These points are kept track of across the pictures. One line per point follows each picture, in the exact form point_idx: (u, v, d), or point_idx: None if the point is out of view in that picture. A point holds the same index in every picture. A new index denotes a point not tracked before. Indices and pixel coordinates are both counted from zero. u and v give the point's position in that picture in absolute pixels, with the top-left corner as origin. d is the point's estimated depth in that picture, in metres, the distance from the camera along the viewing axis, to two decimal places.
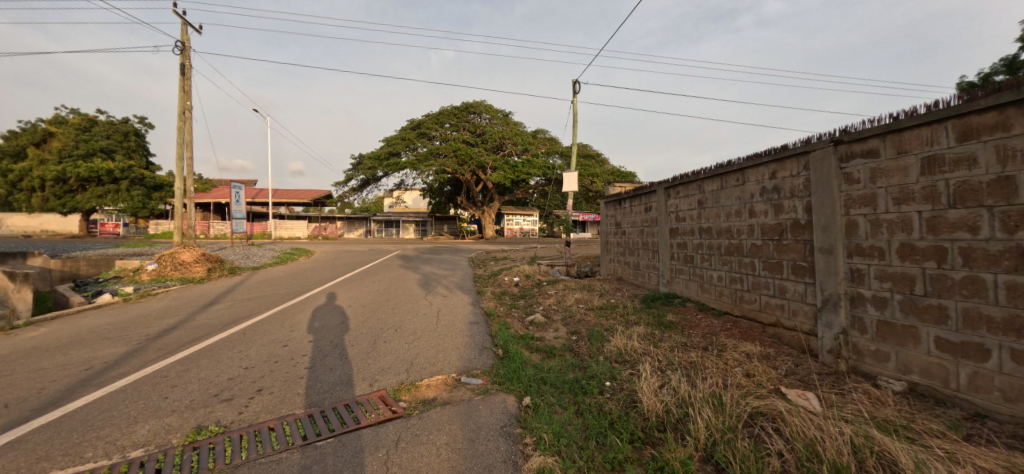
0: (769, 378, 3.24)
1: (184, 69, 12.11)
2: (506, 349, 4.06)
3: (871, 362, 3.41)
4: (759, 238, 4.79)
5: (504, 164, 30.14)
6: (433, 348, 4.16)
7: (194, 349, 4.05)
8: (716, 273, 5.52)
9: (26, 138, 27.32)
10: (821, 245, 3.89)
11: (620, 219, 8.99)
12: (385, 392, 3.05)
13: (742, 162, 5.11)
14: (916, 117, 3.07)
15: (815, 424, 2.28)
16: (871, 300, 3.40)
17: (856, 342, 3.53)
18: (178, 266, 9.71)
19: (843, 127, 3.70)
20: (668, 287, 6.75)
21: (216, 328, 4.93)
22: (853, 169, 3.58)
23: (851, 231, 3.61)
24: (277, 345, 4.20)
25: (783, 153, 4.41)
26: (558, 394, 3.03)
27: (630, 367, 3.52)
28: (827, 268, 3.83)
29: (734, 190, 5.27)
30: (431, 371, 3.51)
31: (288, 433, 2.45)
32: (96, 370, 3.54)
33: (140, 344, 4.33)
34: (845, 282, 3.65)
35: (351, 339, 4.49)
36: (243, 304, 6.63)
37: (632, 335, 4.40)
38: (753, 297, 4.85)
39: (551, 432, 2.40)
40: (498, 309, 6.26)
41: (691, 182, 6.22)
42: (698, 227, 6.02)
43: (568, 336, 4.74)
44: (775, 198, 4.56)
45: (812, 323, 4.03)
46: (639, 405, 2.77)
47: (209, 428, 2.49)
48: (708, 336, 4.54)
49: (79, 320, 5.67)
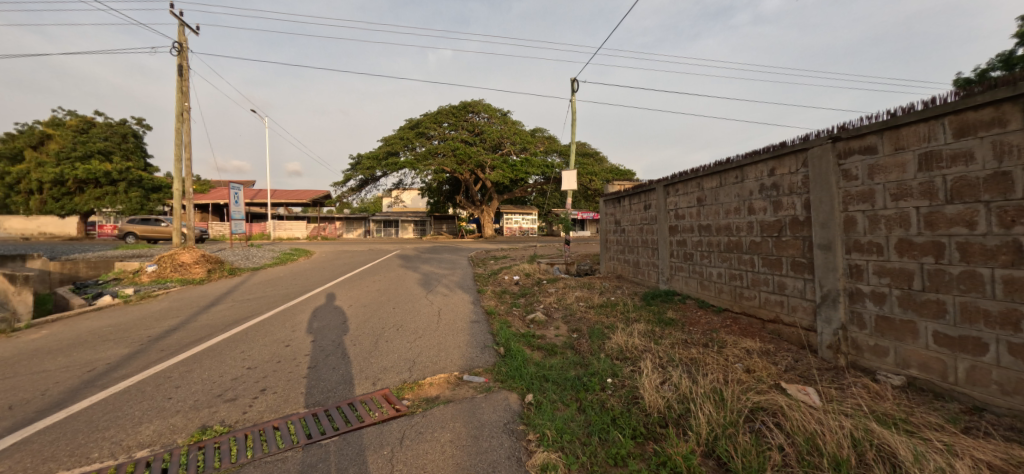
0: (770, 373, 3.27)
1: (180, 69, 12.05)
2: (507, 347, 4.08)
3: (870, 357, 3.43)
4: (758, 235, 4.81)
5: (502, 162, 30.14)
6: (435, 347, 4.18)
7: (194, 350, 4.04)
8: (716, 270, 5.55)
9: (23, 139, 27.16)
10: (820, 241, 3.91)
11: (619, 217, 9.01)
12: (388, 391, 3.07)
13: (740, 159, 5.11)
14: (913, 113, 3.09)
15: (816, 417, 2.32)
16: (870, 296, 3.43)
17: (855, 337, 3.56)
18: (179, 267, 9.71)
19: (841, 125, 3.72)
20: (668, 284, 6.77)
21: (217, 329, 4.95)
22: (851, 165, 3.60)
23: (849, 227, 3.63)
24: (279, 345, 4.20)
25: (781, 150, 4.41)
26: (560, 391, 3.05)
27: (630, 364, 3.54)
28: (826, 264, 3.85)
29: (733, 187, 5.28)
30: (434, 369, 3.53)
31: (292, 432, 2.47)
32: (98, 372, 3.54)
33: (141, 345, 4.34)
34: (844, 277, 3.67)
35: (353, 339, 4.50)
36: (245, 304, 6.67)
37: (633, 332, 4.42)
38: (753, 294, 4.86)
39: (554, 428, 2.42)
40: (499, 308, 6.27)
41: (691, 180, 6.24)
42: (698, 225, 6.03)
43: (569, 334, 4.76)
44: (774, 195, 4.57)
45: (810, 319, 4.06)
46: (640, 401, 2.79)
47: (213, 428, 2.51)
48: (709, 332, 4.56)
49: (80, 322, 5.67)
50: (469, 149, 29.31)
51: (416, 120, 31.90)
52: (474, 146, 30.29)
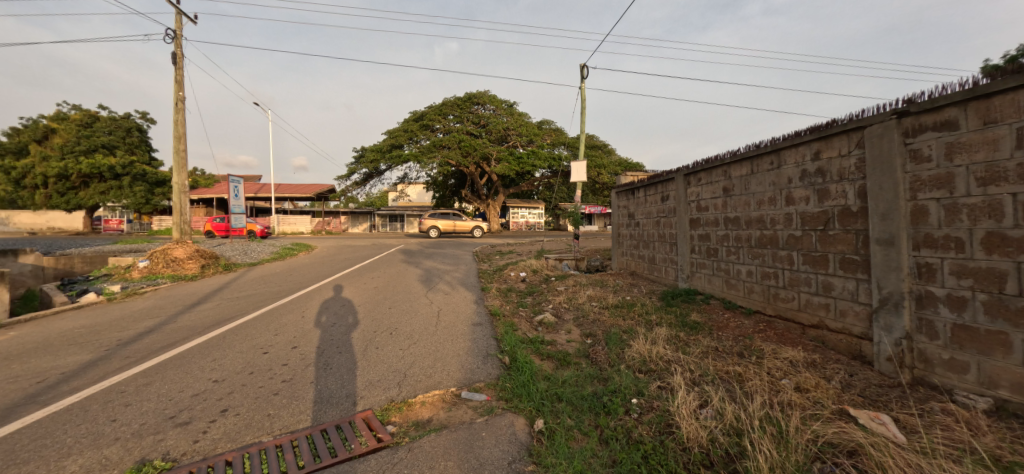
0: (827, 394, 2.73)
1: (174, 57, 11.65)
2: (513, 357, 3.57)
3: (943, 373, 2.90)
4: (798, 229, 4.23)
5: (509, 155, 29.38)
6: (430, 355, 3.70)
7: (159, 358, 3.58)
8: (745, 268, 4.99)
9: (28, 134, 27.11)
10: (879, 235, 3.32)
11: (632, 209, 8.45)
12: (371, 413, 2.57)
13: (777, 142, 4.51)
14: (1011, 77, 2.49)
15: (912, 462, 1.81)
16: (944, 300, 2.88)
17: (924, 348, 3.02)
18: (171, 263, 9.32)
19: (909, 95, 3.11)
20: (688, 283, 6.23)
21: (194, 332, 4.50)
22: (922, 144, 3.01)
23: (918, 219, 3.05)
24: (255, 352, 3.73)
25: (829, 129, 3.80)
26: (577, 414, 2.56)
27: (657, 380, 3.03)
28: (885, 262, 3.28)
29: (767, 174, 4.68)
30: (427, 384, 3.04)
31: (246, 470, 1.99)
32: (46, 384, 3.11)
33: (106, 350, 3.92)
34: (910, 279, 3.11)
35: (338, 345, 4.02)
36: (232, 303, 6.22)
37: (656, 339, 3.89)
38: (790, 295, 4.31)
39: (573, 470, 1.92)
40: (505, 308, 5.77)
41: (716, 167, 5.65)
42: (723, 217, 5.47)
43: (581, 340, 4.26)
44: (818, 182, 3.97)
45: (864, 325, 3.50)
46: (675, 431, 2.28)
47: (153, 463, 2.04)
48: (741, 339, 4.02)
49: (54, 323, 5.26)
50: (475, 141, 28.90)
51: (422, 112, 31.40)
52: (480, 138, 29.73)
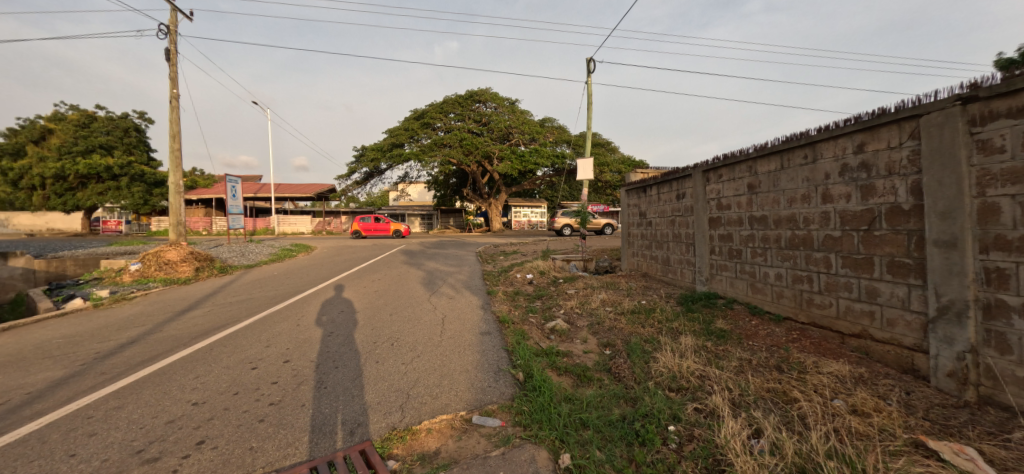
0: (891, 418, 2.38)
1: (168, 54, 11.32)
2: (528, 373, 3.23)
3: (1017, 392, 2.54)
4: (837, 229, 3.87)
5: (511, 153, 28.99)
6: (436, 371, 3.35)
7: (135, 375, 3.24)
8: (774, 271, 4.64)
9: (26, 134, 26.82)
10: (938, 236, 2.95)
11: (644, 208, 8.10)
12: (369, 444, 2.23)
13: (812, 134, 4.15)
14: None
15: None
16: (1019, 311, 2.52)
17: (993, 364, 2.65)
18: (164, 266, 9.00)
19: (974, 79, 2.75)
20: (707, 286, 5.87)
21: (179, 343, 4.16)
22: (993, 134, 2.65)
23: (987, 219, 2.69)
24: (243, 368, 3.39)
25: (876, 119, 3.44)
26: (608, 445, 2.21)
27: (693, 400, 2.68)
28: (945, 266, 2.91)
29: (800, 169, 4.32)
30: (433, 407, 2.70)
31: None
32: (7, 407, 2.78)
33: (80, 365, 3.58)
34: (976, 285, 2.75)
35: (335, 358, 3.68)
36: (225, 308, 5.89)
37: (683, 350, 3.55)
38: (827, 301, 3.96)
39: None
40: (514, 314, 5.43)
41: (740, 163, 5.30)
42: (748, 216, 5.12)
43: (600, 350, 3.92)
44: (862, 178, 3.62)
45: (917, 336, 3.15)
46: (725, 468, 1.94)
47: None
48: (776, 350, 3.67)
49: (33, 332, 4.93)
50: (476, 139, 28.51)
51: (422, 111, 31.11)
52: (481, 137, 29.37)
